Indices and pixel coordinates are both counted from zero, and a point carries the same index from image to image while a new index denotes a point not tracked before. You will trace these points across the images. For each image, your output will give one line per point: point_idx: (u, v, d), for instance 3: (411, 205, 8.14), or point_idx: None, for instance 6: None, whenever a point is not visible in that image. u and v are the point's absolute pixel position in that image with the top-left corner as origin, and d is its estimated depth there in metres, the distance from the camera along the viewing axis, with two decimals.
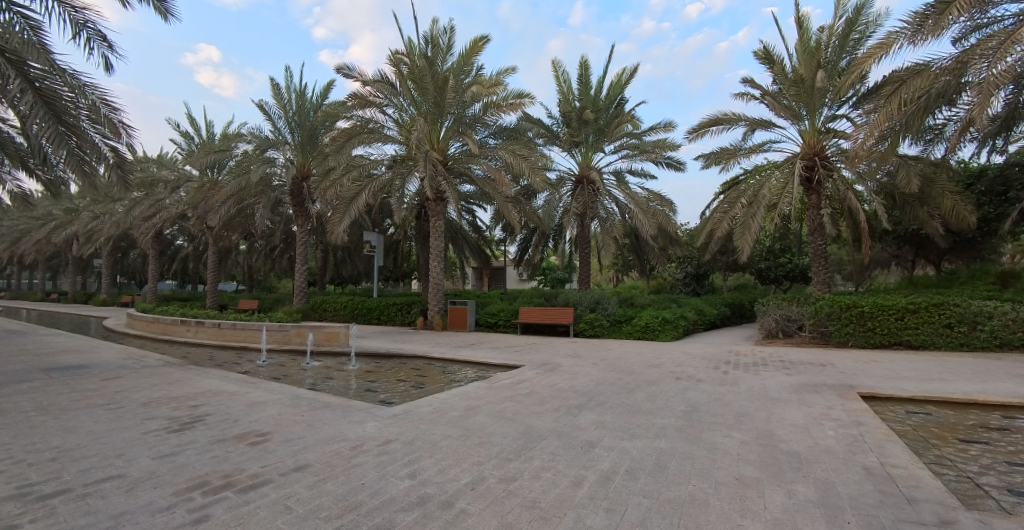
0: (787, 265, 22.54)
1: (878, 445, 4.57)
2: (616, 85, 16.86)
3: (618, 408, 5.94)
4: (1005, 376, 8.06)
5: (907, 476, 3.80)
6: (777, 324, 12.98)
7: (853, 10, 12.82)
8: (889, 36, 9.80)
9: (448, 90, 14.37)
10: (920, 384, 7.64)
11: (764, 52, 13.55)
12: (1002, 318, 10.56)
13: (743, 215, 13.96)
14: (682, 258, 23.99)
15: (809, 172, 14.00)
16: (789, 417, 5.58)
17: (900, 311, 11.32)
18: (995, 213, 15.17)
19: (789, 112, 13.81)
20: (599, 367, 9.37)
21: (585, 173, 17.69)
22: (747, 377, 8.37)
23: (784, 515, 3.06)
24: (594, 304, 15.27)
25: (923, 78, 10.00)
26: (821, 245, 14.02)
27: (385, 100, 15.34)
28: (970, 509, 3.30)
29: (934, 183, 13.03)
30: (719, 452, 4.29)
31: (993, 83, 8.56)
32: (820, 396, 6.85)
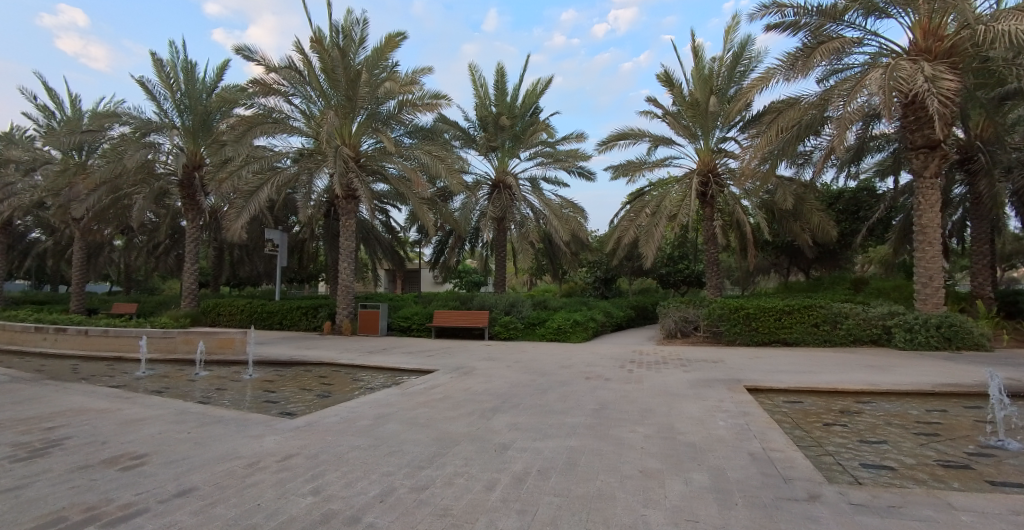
0: (685, 271, 24.42)
1: (760, 432, 5.04)
2: (532, 93, 17.24)
3: (531, 409, 6.03)
4: (859, 368, 9.30)
5: (783, 458, 4.22)
6: (675, 324, 14.02)
7: (739, 45, 14.25)
8: (769, 70, 10.95)
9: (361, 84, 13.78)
10: (795, 377, 8.57)
11: (665, 76, 14.57)
12: (856, 317, 12.18)
13: (648, 223, 14.86)
14: (592, 263, 25.11)
15: (704, 187, 15.25)
16: (686, 410, 5.99)
17: (778, 312, 12.70)
18: (850, 229, 17.66)
19: (687, 131, 14.94)
20: (514, 370, 9.44)
21: (501, 178, 17.80)
22: (650, 375, 8.90)
23: (682, 502, 3.26)
24: (508, 307, 15.41)
25: (795, 110, 11.37)
26: (715, 253, 15.32)
27: (291, 88, 14.42)
28: (831, 483, 3.74)
29: (805, 201, 14.79)
30: (626, 447, 4.49)
31: (849, 118, 9.88)
32: (712, 390, 7.43)
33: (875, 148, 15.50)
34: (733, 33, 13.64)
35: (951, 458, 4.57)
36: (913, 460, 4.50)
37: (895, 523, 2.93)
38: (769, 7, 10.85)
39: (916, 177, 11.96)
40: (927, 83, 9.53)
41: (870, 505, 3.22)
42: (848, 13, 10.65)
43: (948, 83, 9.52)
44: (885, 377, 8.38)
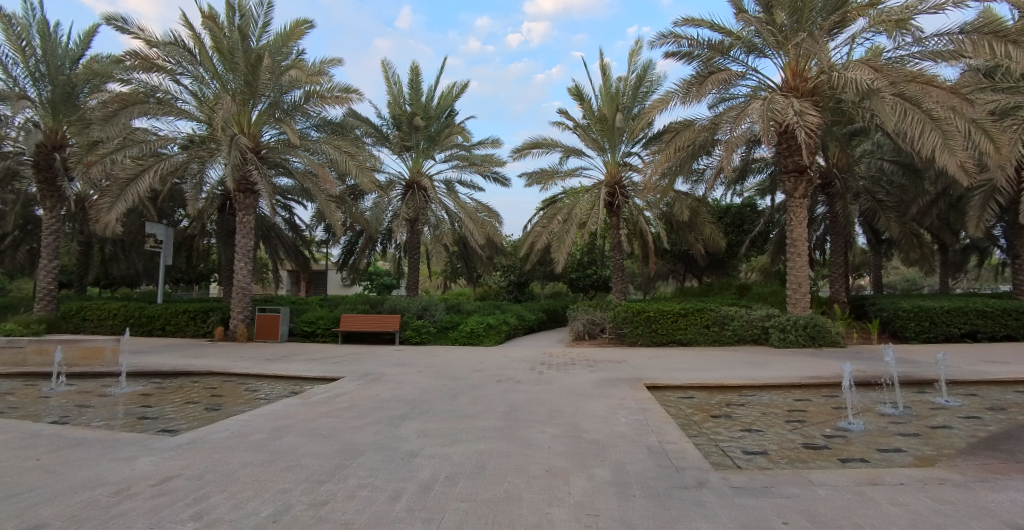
0: (593, 276, 25.66)
1: (657, 427, 5.41)
2: (447, 96, 17.16)
3: (441, 414, 5.97)
4: (741, 365, 10.31)
5: (676, 450, 4.56)
6: (584, 327, 14.69)
7: (642, 67, 15.26)
8: (668, 93, 11.84)
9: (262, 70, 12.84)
10: (688, 374, 9.30)
11: (576, 90, 15.21)
12: (740, 319, 13.50)
13: (560, 229, 15.39)
14: (506, 267, 25.50)
15: (611, 198, 16.11)
16: (591, 409, 6.27)
17: (674, 314, 13.75)
18: (735, 241, 19.58)
19: (595, 145, 15.74)
20: (425, 375, 9.30)
21: (415, 179, 17.47)
22: (559, 376, 9.20)
23: (585, 498, 3.40)
24: (421, 311, 15.18)
25: (689, 131, 12.41)
26: (621, 259, 16.21)
27: (177, 66, 13.08)
28: (716, 469, 4.10)
29: (699, 214, 16.16)
30: (534, 447, 4.60)
31: (735, 141, 10.97)
32: (616, 389, 7.85)
33: (756, 170, 17.33)
34: (636, 56, 14.57)
35: (813, 441, 5.22)
36: (783, 444, 5.07)
37: (766, 501, 3.28)
38: (667, 35, 11.74)
39: (788, 197, 13.52)
40: (796, 116, 10.87)
41: (747, 487, 3.57)
42: (733, 48, 11.82)
43: (811, 118, 10.94)
44: (762, 372, 9.37)
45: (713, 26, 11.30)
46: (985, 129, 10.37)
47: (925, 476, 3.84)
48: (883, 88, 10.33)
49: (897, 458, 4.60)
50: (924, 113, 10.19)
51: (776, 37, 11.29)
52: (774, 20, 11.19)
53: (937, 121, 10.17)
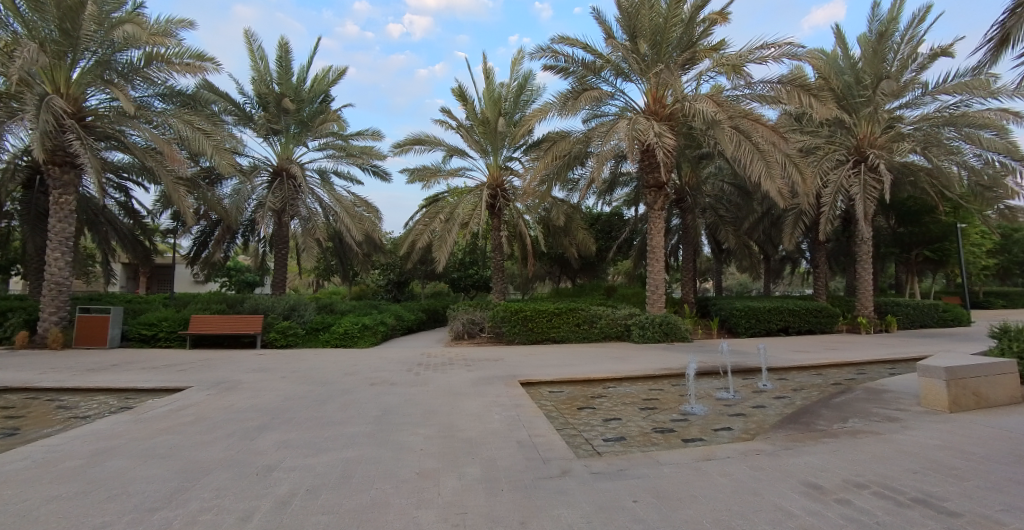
0: (474, 276, 25.95)
1: (528, 421, 5.63)
2: (321, 80, 16.10)
3: (306, 423, 5.58)
4: (606, 360, 11.18)
5: (544, 442, 4.80)
6: (463, 326, 14.80)
7: (523, 76, 15.83)
8: (546, 104, 12.46)
9: (85, 18, 10.83)
10: (559, 370, 9.84)
11: (459, 91, 15.27)
12: (606, 318, 14.65)
13: (441, 229, 15.33)
14: (385, 266, 24.74)
15: (493, 200, 16.45)
16: (467, 408, 6.34)
17: (549, 314, 14.48)
18: (605, 246, 21.25)
19: (478, 147, 15.99)
20: (290, 380, 8.63)
21: (284, 165, 16.08)
22: (437, 376, 9.15)
23: (454, 497, 3.43)
24: (288, 311, 14.01)
25: (565, 142, 13.25)
26: (501, 260, 16.59)
27: None
28: (578, 457, 4.40)
29: (573, 220, 17.24)
30: (405, 450, 4.52)
31: (606, 155, 11.90)
32: (491, 387, 8.03)
33: (623, 182, 18.95)
34: (518, 65, 15.06)
35: (662, 425, 5.84)
36: (638, 430, 5.60)
37: (621, 484, 3.60)
38: (546, 50, 12.32)
39: (649, 208, 14.97)
40: (656, 138, 12.14)
41: (605, 472, 3.88)
42: (604, 69, 12.79)
43: (668, 140, 12.29)
44: (623, 366, 10.25)
45: (586, 47, 12.12)
46: (796, 163, 12.51)
47: (745, 448, 4.51)
48: (723, 121, 11.97)
49: (726, 435, 5.35)
50: (753, 144, 12.00)
51: (639, 65, 12.44)
52: (637, 50, 12.34)
53: (762, 152, 12.04)
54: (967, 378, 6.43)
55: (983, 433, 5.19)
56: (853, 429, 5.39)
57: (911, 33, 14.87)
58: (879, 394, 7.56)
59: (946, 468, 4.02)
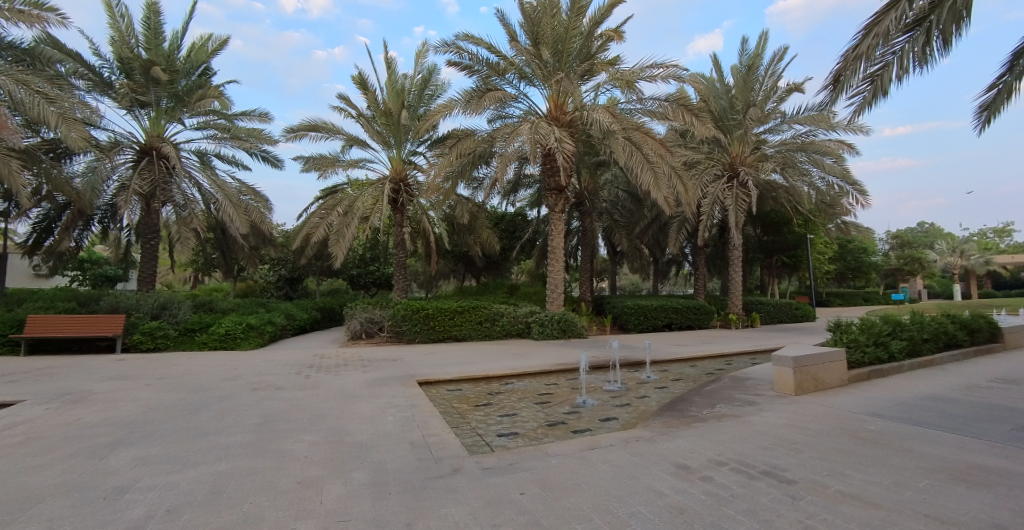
0: (375, 273, 25.01)
1: (422, 422, 5.55)
2: (199, 49, 14.52)
3: (171, 436, 5.00)
4: (505, 357, 11.38)
5: (438, 441, 4.76)
6: (361, 326, 14.17)
7: (428, 70, 15.57)
8: (451, 100, 12.40)
9: None
10: (458, 368, 9.83)
11: (359, 78, 14.62)
12: (508, 316, 14.95)
13: (339, 223, 14.59)
14: (275, 260, 22.95)
15: (395, 194, 15.96)
16: (358, 410, 6.09)
17: (451, 312, 14.41)
18: (508, 246, 21.65)
19: (380, 138, 15.43)
20: (155, 388, 7.68)
21: (153, 144, 14.16)
22: (329, 378, 8.69)
23: (337, 505, 3.29)
24: (158, 310, 12.42)
25: (470, 140, 13.32)
26: (403, 257, 16.16)
27: None
28: (471, 454, 4.43)
29: (478, 219, 17.29)
30: (287, 459, 4.23)
31: (509, 156, 12.15)
32: (387, 387, 7.79)
33: (526, 184, 19.45)
34: (422, 57, 14.78)
35: (554, 418, 6.07)
36: (531, 424, 5.77)
37: (510, 478, 3.68)
38: (450, 45, 12.23)
39: (550, 210, 15.47)
40: (557, 143, 12.60)
41: (495, 467, 3.95)
42: (508, 71, 13.01)
43: (568, 146, 12.81)
44: (521, 362, 10.50)
45: (490, 47, 12.23)
46: (679, 176, 13.67)
47: (627, 436, 4.84)
48: (617, 131, 12.76)
49: (611, 425, 5.69)
50: (643, 156, 12.89)
51: (541, 71, 12.83)
52: (540, 56, 12.70)
53: (651, 163, 12.99)
54: (809, 365, 7.50)
55: (818, 411, 6.09)
56: (718, 414, 6.01)
57: (772, 69, 16.99)
58: (742, 381, 8.53)
59: (788, 443, 4.65)
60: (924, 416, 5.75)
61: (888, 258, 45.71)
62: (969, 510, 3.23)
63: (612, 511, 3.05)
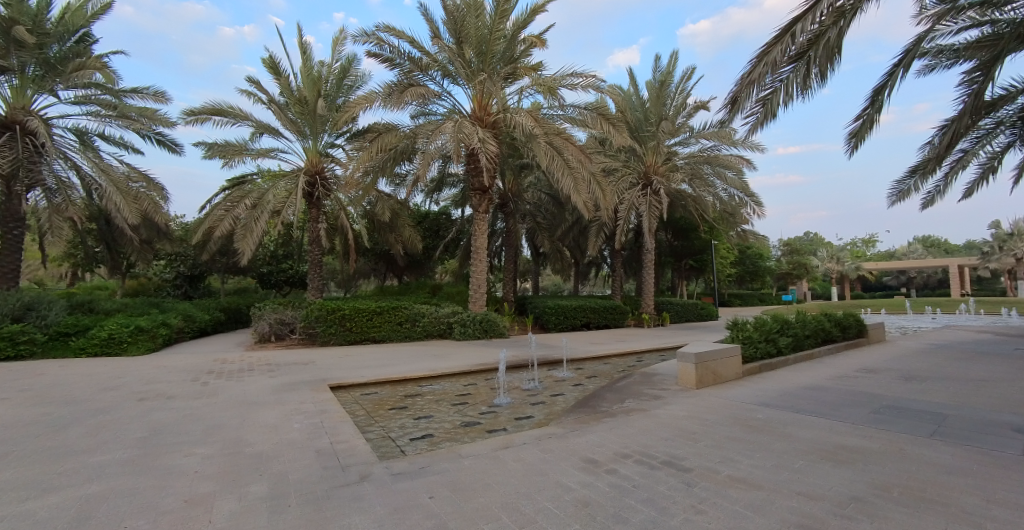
0: (288, 271, 23.56)
1: (331, 428, 5.30)
2: (77, 12, 12.88)
3: (31, 457, 4.38)
4: (425, 358, 11.20)
5: (347, 448, 4.57)
6: (270, 328, 13.36)
7: (347, 59, 14.95)
8: (371, 92, 12.00)
9: None
10: (375, 371, 9.52)
11: (270, 62, 13.72)
12: (429, 316, 14.71)
13: (246, 216, 13.58)
14: (172, 256, 20.89)
15: (310, 188, 15.15)
16: (261, 418, 5.70)
17: (369, 312, 13.93)
18: (431, 245, 21.34)
19: (294, 127, 14.56)
20: (15, 402, 6.69)
21: (18, 117, 12.35)
22: (229, 385, 8.05)
23: (230, 522, 3.05)
24: (23, 310, 10.84)
25: (392, 135, 12.99)
26: (318, 255, 15.36)
27: None
28: (381, 460, 4.30)
29: (400, 217, 16.84)
30: (174, 475, 3.87)
31: (431, 154, 11.99)
32: (295, 393, 7.37)
33: (450, 183, 19.29)
34: (340, 45, 14.16)
35: (470, 419, 6.06)
36: (447, 426, 5.72)
37: (420, 482, 3.62)
38: (370, 35, 11.84)
39: (474, 211, 15.44)
40: (480, 143, 12.63)
41: (405, 472, 3.87)
42: (431, 68, 12.84)
43: (491, 147, 12.86)
44: (441, 363, 10.39)
45: (412, 42, 11.99)
46: (598, 181, 14.22)
47: (540, 434, 4.95)
48: (539, 135, 13.04)
49: (526, 423, 5.79)
50: (563, 161, 13.27)
51: (465, 70, 12.81)
52: (463, 55, 12.67)
53: (571, 168, 13.40)
54: (708, 361, 8.10)
55: (715, 403, 6.60)
56: (627, 409, 6.32)
57: (681, 87, 18.20)
58: (651, 377, 9.04)
59: (687, 433, 4.99)
60: (802, 404, 6.42)
61: (780, 263, 50.65)
62: (833, 486, 3.66)
63: (520, 509, 3.10)
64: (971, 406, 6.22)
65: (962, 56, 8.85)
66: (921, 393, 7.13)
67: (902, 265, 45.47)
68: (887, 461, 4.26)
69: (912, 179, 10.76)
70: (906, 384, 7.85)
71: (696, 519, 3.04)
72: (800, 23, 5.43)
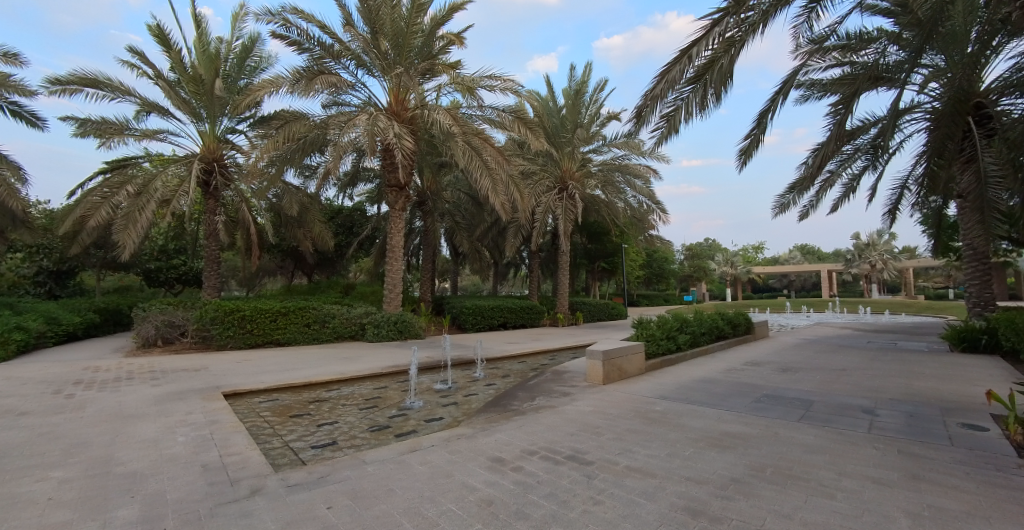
0: (180, 267, 21.47)
1: (222, 440, 4.89)
2: None
3: None
4: (333, 361, 10.71)
5: (238, 460, 4.24)
6: (156, 331, 12.02)
7: (249, 38, 13.90)
8: (277, 76, 11.26)
9: None
10: (276, 376, 8.93)
11: (158, 32, 12.38)
12: (340, 317, 14.08)
13: (127, 205, 12.12)
14: (33, 249, 18.17)
15: (207, 176, 13.83)
16: (138, 433, 5.12)
17: (273, 313, 13.03)
18: (344, 242, 20.46)
19: (187, 108, 13.22)
20: None
21: None
22: (101, 397, 7.13)
23: None
24: None
25: (301, 124, 12.27)
26: (216, 250, 14.10)
27: None
28: (276, 472, 4.04)
29: (309, 211, 15.89)
30: (20, 505, 3.35)
31: (343, 147, 11.50)
32: (182, 403, 6.70)
33: (365, 178, 18.63)
34: (241, 21, 13.11)
35: (377, 424, 5.88)
36: (352, 432, 5.51)
37: (317, 493, 3.45)
38: (276, 16, 11.11)
39: (390, 208, 14.99)
40: (395, 139, 12.27)
41: (302, 483, 3.68)
42: (343, 56, 12.40)
43: (407, 144, 12.55)
44: (351, 366, 9.98)
45: (322, 27, 11.42)
46: (516, 183, 14.38)
47: (449, 435, 4.92)
48: (457, 134, 12.95)
49: (435, 426, 5.73)
50: (482, 161, 13.27)
51: (381, 62, 12.46)
52: (379, 46, 12.28)
53: (490, 169, 13.45)
54: (615, 357, 8.54)
55: (619, 398, 6.95)
56: (536, 406, 6.47)
57: (595, 97, 19.00)
58: (562, 375, 9.34)
59: (591, 428, 5.23)
60: (695, 396, 6.98)
61: (682, 266, 54.64)
62: (716, 470, 4.01)
63: (422, 513, 3.07)
64: (832, 393, 7.11)
65: (829, 90, 10.12)
66: (794, 383, 8.04)
67: (783, 269, 50.88)
68: (762, 444, 4.76)
69: (790, 194, 12.10)
70: (782, 375, 8.81)
71: (594, 510, 3.20)
72: (695, 47, 5.92)
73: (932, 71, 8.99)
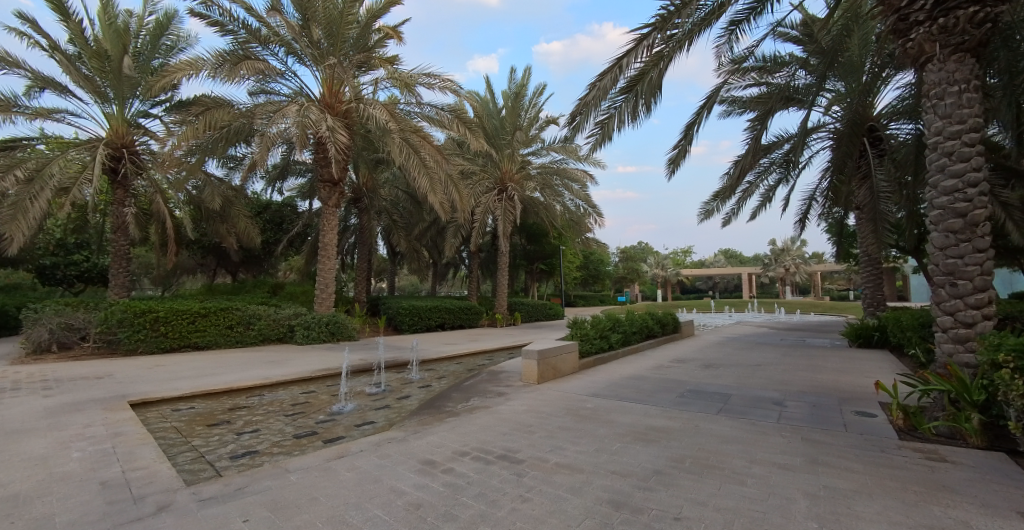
0: (81, 264, 19.43)
1: (126, 453, 4.48)
2: None
3: None
4: (258, 365, 10.13)
5: (143, 475, 3.92)
6: (51, 335, 10.84)
7: (164, 14, 12.84)
8: (197, 58, 10.51)
9: None
10: (193, 382, 8.32)
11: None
12: (266, 319, 13.36)
13: (16, 192, 10.82)
14: None
15: (114, 163, 12.58)
16: (24, 450, 4.59)
17: (192, 314, 12.11)
18: (273, 239, 19.40)
19: (90, 86, 12.00)
20: None
21: None
22: None
23: None
24: None
25: (223, 112, 11.51)
26: (124, 245, 12.89)
27: None
28: (188, 486, 3.77)
29: (233, 205, 14.93)
30: None
31: (271, 138, 10.94)
32: (80, 414, 6.08)
33: (296, 172, 17.81)
34: None
35: (303, 430, 5.62)
36: (276, 440, 5.24)
37: (233, 506, 3.26)
38: None
39: (323, 204, 14.42)
40: (329, 132, 11.79)
41: (216, 496, 3.46)
42: (271, 41, 11.78)
43: (341, 138, 12.11)
44: (277, 370, 9.49)
45: (247, 9, 10.80)
46: (454, 183, 14.28)
47: (379, 439, 4.81)
48: (394, 131, 12.66)
49: (365, 430, 5.56)
50: (419, 159, 13.06)
51: (313, 51, 11.96)
52: (311, 34, 11.76)
53: (428, 167, 13.26)
54: (549, 357, 8.70)
55: (552, 397, 7.10)
56: (471, 408, 6.45)
57: (534, 100, 19.27)
58: (498, 375, 9.39)
59: (523, 427, 5.30)
60: (625, 393, 7.26)
61: (617, 268, 56.54)
62: (640, 463, 4.20)
63: (347, 521, 2.99)
64: (748, 387, 7.65)
65: (748, 106, 10.87)
66: (715, 378, 8.57)
67: (709, 273, 53.80)
68: (684, 436, 5.04)
69: (714, 201, 12.87)
70: (704, 371, 9.36)
71: (521, 507, 3.25)
72: (627, 58, 6.16)
73: (834, 94, 9.91)
